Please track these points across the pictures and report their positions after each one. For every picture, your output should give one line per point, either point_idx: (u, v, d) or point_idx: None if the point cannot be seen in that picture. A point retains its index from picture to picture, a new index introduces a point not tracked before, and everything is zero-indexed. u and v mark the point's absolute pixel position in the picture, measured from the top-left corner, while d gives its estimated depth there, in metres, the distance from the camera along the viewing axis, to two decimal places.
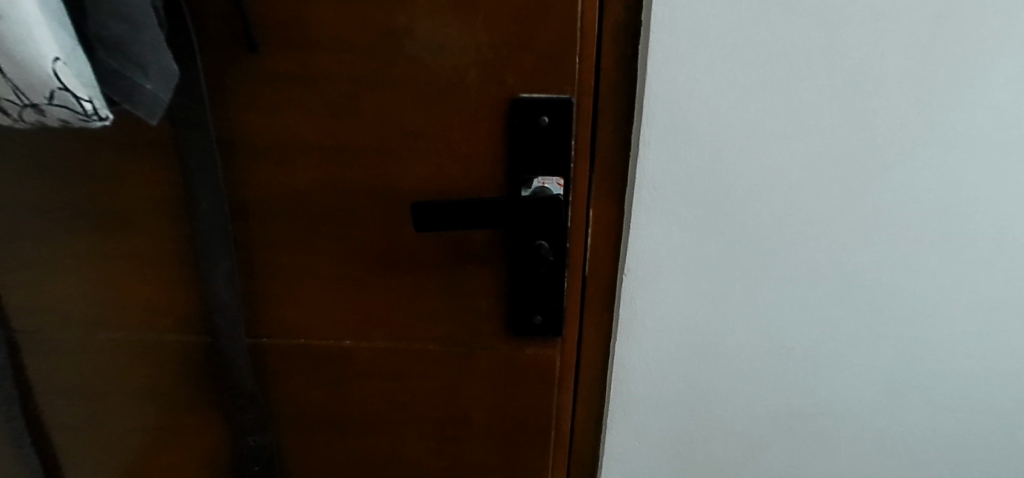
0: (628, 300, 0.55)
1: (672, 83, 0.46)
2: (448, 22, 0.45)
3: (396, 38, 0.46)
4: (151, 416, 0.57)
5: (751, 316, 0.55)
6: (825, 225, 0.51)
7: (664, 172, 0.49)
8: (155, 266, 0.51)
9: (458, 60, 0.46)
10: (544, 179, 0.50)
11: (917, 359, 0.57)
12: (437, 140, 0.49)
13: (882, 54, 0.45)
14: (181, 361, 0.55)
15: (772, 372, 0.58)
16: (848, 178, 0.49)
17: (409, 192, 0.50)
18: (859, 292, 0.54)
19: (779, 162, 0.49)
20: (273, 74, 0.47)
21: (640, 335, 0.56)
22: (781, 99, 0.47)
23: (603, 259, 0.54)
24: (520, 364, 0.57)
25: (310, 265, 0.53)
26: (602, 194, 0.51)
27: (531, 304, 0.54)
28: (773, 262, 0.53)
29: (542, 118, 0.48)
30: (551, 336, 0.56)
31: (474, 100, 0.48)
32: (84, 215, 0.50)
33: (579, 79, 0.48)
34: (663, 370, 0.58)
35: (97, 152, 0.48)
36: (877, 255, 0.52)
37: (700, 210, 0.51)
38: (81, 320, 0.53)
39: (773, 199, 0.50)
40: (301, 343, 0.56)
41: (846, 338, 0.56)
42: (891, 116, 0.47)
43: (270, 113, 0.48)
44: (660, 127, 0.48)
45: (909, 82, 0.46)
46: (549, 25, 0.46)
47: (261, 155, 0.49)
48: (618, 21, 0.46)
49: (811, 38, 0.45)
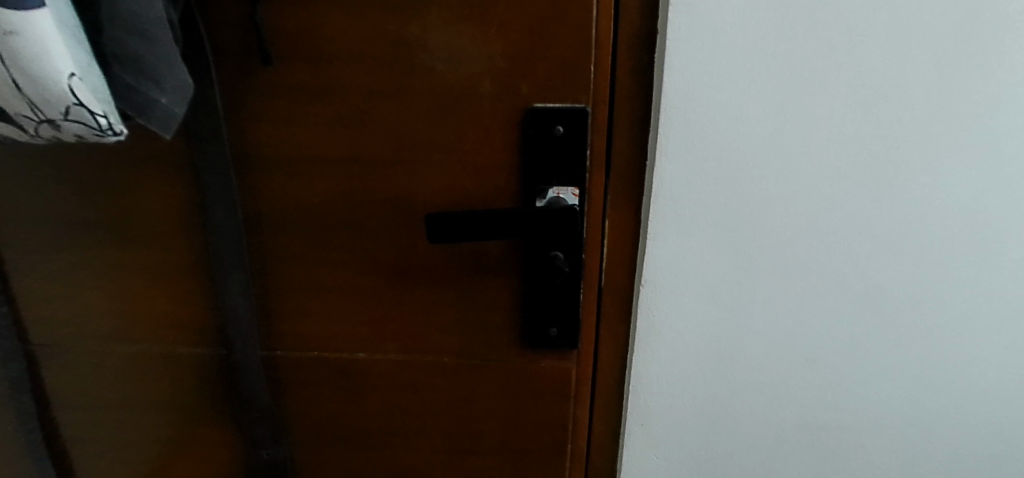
0: (645, 311, 0.54)
1: (689, 92, 0.46)
2: (461, 32, 0.45)
3: (409, 50, 0.45)
4: (167, 429, 0.57)
5: (772, 328, 0.54)
6: (848, 234, 0.50)
7: (681, 182, 0.49)
8: (171, 279, 0.51)
9: (471, 70, 0.46)
10: (559, 190, 0.49)
11: (945, 371, 0.55)
12: (452, 151, 0.49)
13: (905, 59, 0.44)
14: (196, 374, 0.55)
15: (794, 385, 0.56)
16: (870, 187, 0.48)
17: (423, 203, 0.50)
18: (884, 302, 0.52)
19: (803, 172, 0.48)
20: (288, 87, 0.47)
21: (658, 348, 0.55)
22: (801, 107, 0.46)
23: (619, 270, 0.53)
24: (535, 376, 0.56)
25: (325, 277, 0.52)
26: (617, 204, 0.51)
27: (546, 316, 0.53)
28: (794, 273, 0.52)
29: (557, 128, 0.48)
30: (566, 348, 0.55)
31: (488, 111, 0.47)
32: (101, 228, 0.50)
33: (594, 88, 0.47)
34: (682, 384, 0.57)
35: (113, 166, 0.48)
36: (901, 265, 0.51)
37: (720, 221, 0.50)
38: (98, 333, 0.53)
39: (795, 207, 0.49)
40: (315, 355, 0.55)
41: (870, 350, 0.55)
42: (913, 123, 0.46)
43: (287, 125, 0.48)
44: (677, 137, 0.47)
45: (934, 89, 0.45)
46: (563, 35, 0.45)
47: (275, 168, 0.49)
48: (634, 30, 0.46)
49: (832, 44, 0.44)
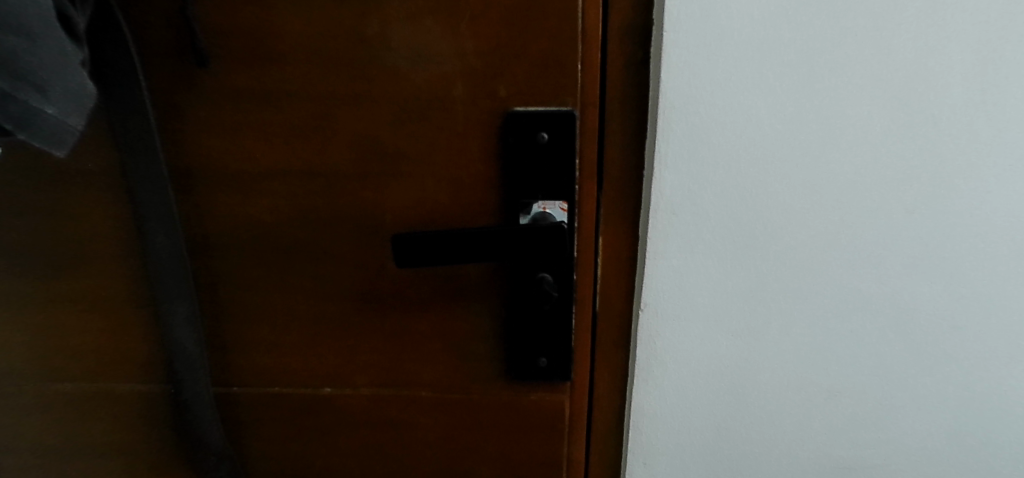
0: (647, 338, 0.48)
1: (690, 92, 0.40)
2: (429, 26, 0.39)
3: (371, 47, 0.40)
4: (113, 474, 0.51)
5: (788, 355, 0.48)
6: (876, 250, 0.45)
7: (684, 194, 0.43)
8: (110, 310, 0.46)
9: (442, 70, 0.40)
10: (545, 204, 0.43)
11: (982, 397, 0.49)
12: (422, 162, 0.43)
13: (938, 50, 0.39)
14: (142, 414, 0.49)
15: (815, 417, 0.50)
16: (898, 196, 0.43)
17: (391, 222, 0.44)
18: (915, 324, 0.47)
19: (822, 179, 0.42)
20: (233, 93, 0.41)
21: (661, 378, 0.50)
22: (823, 106, 0.41)
23: (616, 292, 0.47)
24: (524, 411, 0.50)
25: (288, 306, 0.47)
26: (611, 219, 0.45)
27: (534, 344, 0.48)
28: (813, 294, 0.46)
29: (541, 135, 0.42)
30: (558, 380, 0.49)
31: (462, 116, 0.42)
32: (30, 254, 0.44)
33: (582, 88, 0.41)
34: (689, 417, 0.51)
35: (41, 184, 0.43)
36: (937, 284, 0.46)
37: (728, 238, 0.44)
38: (31, 371, 0.48)
39: (815, 219, 0.44)
40: (276, 391, 0.49)
41: (903, 380, 0.49)
42: (949, 123, 0.41)
43: (232, 136, 0.42)
44: (678, 143, 0.41)
45: (974, 82, 0.40)
46: (546, 27, 0.40)
47: (222, 183, 0.43)
48: (626, 22, 0.40)
49: (855, 34, 0.39)
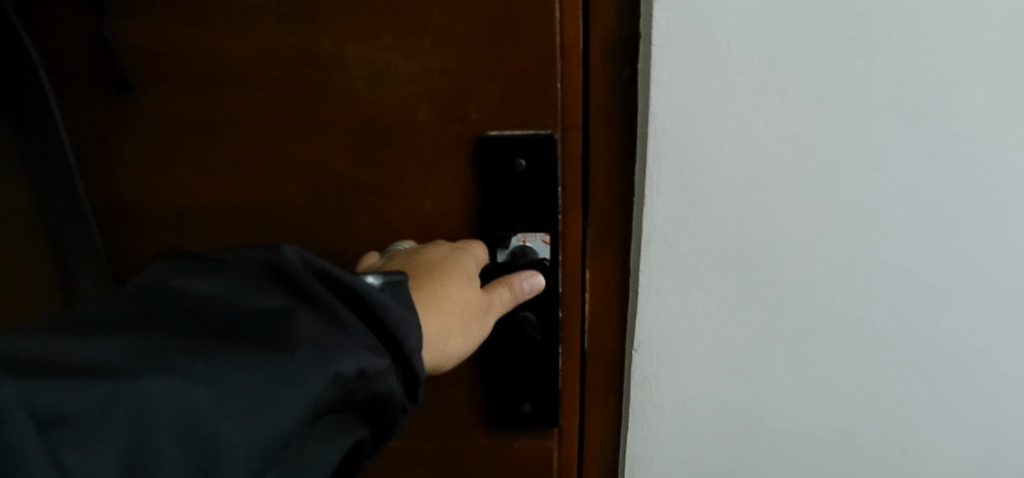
0: (641, 381, 0.43)
1: (684, 112, 0.35)
2: (386, 44, 0.35)
3: (321, 69, 0.35)
4: None
5: (797, 396, 0.44)
6: (893, 282, 0.40)
7: (680, 225, 0.38)
8: None
9: (403, 93, 0.36)
10: (526, 235, 0.39)
11: (1009, 433, 0.45)
12: (385, 195, 0.38)
13: (964, 60, 0.35)
14: None
15: (827, 460, 0.46)
16: (918, 223, 0.38)
17: (353, 262, 0.39)
18: (935, 359, 0.42)
19: (834, 205, 0.38)
20: (168, 122, 0.36)
21: (658, 422, 0.45)
22: (833, 124, 0.36)
23: (606, 330, 0.42)
24: (508, 462, 0.45)
25: None
26: (599, 250, 0.40)
27: (517, 389, 0.43)
28: (823, 330, 0.42)
29: (518, 162, 0.37)
30: (544, 427, 0.44)
31: (428, 143, 0.37)
32: None
33: (562, 109, 0.37)
34: (689, 462, 0.46)
35: None
36: (961, 315, 0.41)
37: (730, 272, 0.40)
38: None
39: (826, 249, 0.39)
40: None
41: (922, 417, 0.44)
42: (976, 141, 0.36)
43: (169, 170, 0.37)
44: (671, 169, 0.37)
45: (1003, 96, 0.35)
46: (519, 43, 0.35)
47: (159, 223, 0.38)
48: (610, 35, 0.36)
49: (869, 44, 0.34)
